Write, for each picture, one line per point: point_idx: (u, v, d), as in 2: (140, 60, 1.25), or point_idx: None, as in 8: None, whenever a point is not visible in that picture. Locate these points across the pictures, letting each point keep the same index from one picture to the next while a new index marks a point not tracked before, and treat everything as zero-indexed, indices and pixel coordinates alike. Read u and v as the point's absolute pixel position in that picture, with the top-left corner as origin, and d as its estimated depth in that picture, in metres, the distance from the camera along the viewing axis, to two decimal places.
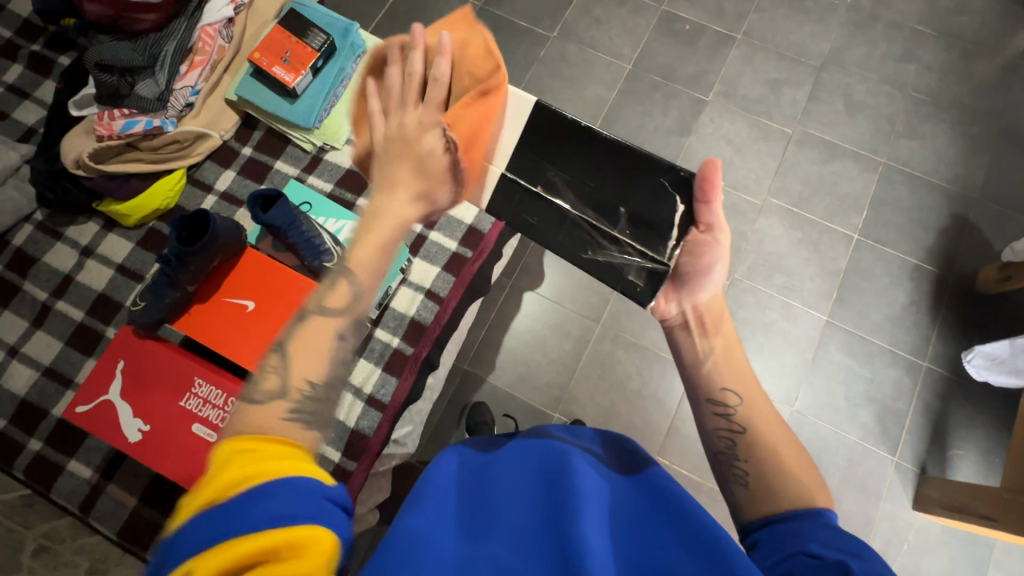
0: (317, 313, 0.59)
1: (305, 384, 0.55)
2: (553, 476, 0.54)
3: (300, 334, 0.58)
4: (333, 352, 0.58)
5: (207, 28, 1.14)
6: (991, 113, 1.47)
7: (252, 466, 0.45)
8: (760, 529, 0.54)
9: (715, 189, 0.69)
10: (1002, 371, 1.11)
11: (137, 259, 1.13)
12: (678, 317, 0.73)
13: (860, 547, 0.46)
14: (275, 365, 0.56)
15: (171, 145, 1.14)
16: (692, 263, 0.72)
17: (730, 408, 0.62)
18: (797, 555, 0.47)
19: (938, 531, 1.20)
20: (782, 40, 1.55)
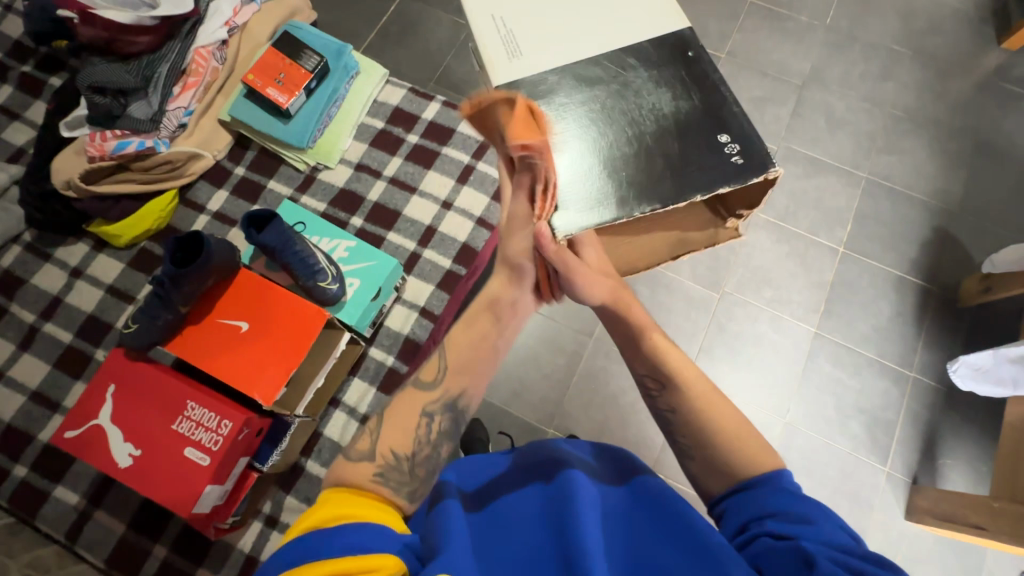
0: (411, 386, 0.64)
1: (390, 451, 0.56)
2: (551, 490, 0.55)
3: (387, 417, 0.60)
4: (418, 429, 0.60)
5: (201, 50, 1.14)
6: (968, 129, 1.52)
7: (345, 509, 0.46)
8: (722, 495, 0.56)
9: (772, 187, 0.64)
10: (987, 381, 1.13)
11: (127, 280, 1.12)
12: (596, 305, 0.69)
13: (814, 511, 0.48)
14: (368, 432, 0.58)
15: (164, 165, 1.13)
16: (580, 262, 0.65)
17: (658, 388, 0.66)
18: (758, 534, 0.49)
19: (930, 541, 1.21)
20: (764, 59, 1.59)
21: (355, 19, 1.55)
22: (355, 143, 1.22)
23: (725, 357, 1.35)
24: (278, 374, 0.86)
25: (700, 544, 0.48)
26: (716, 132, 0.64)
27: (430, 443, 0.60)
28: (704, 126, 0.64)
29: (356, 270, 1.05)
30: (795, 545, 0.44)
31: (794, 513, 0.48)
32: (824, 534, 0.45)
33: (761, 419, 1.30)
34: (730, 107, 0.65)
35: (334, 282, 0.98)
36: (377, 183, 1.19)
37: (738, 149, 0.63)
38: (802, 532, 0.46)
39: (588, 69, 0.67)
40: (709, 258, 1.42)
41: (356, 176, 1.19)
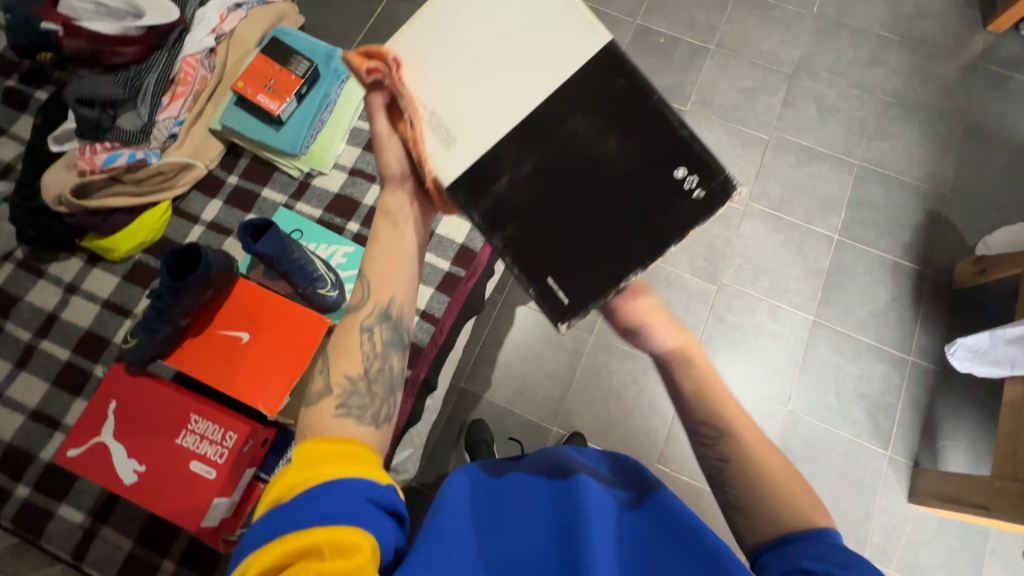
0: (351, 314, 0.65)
1: (344, 377, 0.59)
2: (561, 498, 0.56)
3: (336, 339, 0.64)
4: (363, 344, 0.63)
5: (188, 59, 1.13)
6: (957, 113, 1.53)
7: (315, 469, 0.48)
8: (753, 545, 0.55)
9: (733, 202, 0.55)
10: (985, 362, 1.14)
11: (123, 294, 1.11)
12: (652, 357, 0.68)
13: (858, 562, 0.47)
14: (320, 369, 0.61)
15: (156, 177, 1.12)
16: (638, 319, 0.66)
17: (712, 439, 0.62)
18: (793, 574, 0.48)
19: (934, 522, 1.23)
20: (753, 49, 1.60)
21: (342, 21, 1.54)
22: (348, 147, 1.21)
23: (725, 349, 1.35)
24: (281, 384, 0.86)
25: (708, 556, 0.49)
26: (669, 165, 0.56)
27: (379, 357, 0.64)
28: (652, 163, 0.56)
29: (357, 275, 1.05)
30: None
31: (834, 558, 0.48)
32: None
33: (763, 409, 1.31)
34: (679, 130, 0.56)
35: (334, 288, 0.97)
36: (373, 187, 1.18)
37: (697, 184, 0.55)
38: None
39: (530, 134, 0.59)
40: (706, 250, 1.42)
41: (350, 181, 1.18)
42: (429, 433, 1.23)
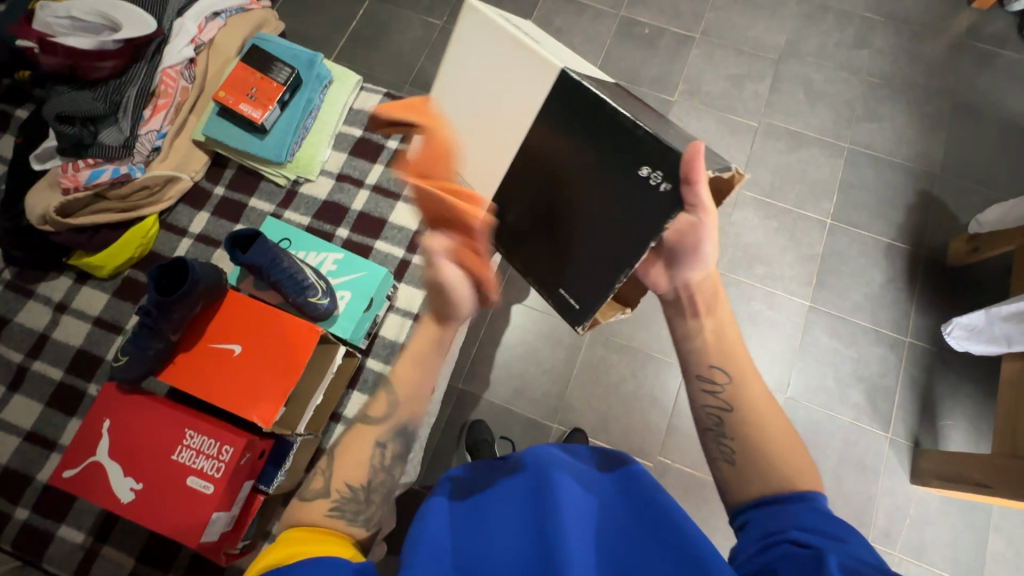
0: (363, 421, 0.67)
1: (345, 485, 0.60)
2: (538, 496, 0.58)
3: (344, 444, 0.66)
4: (373, 459, 0.65)
5: (168, 70, 1.12)
6: (945, 91, 1.52)
7: (302, 548, 0.52)
8: (747, 506, 0.55)
9: (700, 175, 0.52)
10: (981, 340, 1.14)
11: (114, 310, 1.10)
12: (670, 291, 0.68)
13: (843, 532, 0.48)
14: (320, 470, 0.62)
15: (141, 192, 1.11)
16: (681, 239, 0.63)
17: (718, 385, 0.62)
18: (782, 542, 0.49)
19: (937, 502, 1.23)
20: (738, 36, 1.59)
21: (324, 26, 1.53)
22: (335, 153, 1.20)
23: None
24: (277, 395, 0.85)
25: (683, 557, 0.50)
26: (634, 161, 0.55)
27: (385, 469, 0.65)
28: (619, 158, 0.56)
29: (348, 281, 1.04)
30: (816, 554, 0.45)
31: (826, 531, 0.49)
32: (858, 554, 0.46)
33: None
34: (634, 130, 0.55)
35: (325, 297, 0.97)
36: (361, 192, 1.17)
37: (660, 177, 0.54)
38: (833, 546, 0.46)
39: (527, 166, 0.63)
40: None
41: (338, 186, 1.18)
42: (429, 435, 1.23)
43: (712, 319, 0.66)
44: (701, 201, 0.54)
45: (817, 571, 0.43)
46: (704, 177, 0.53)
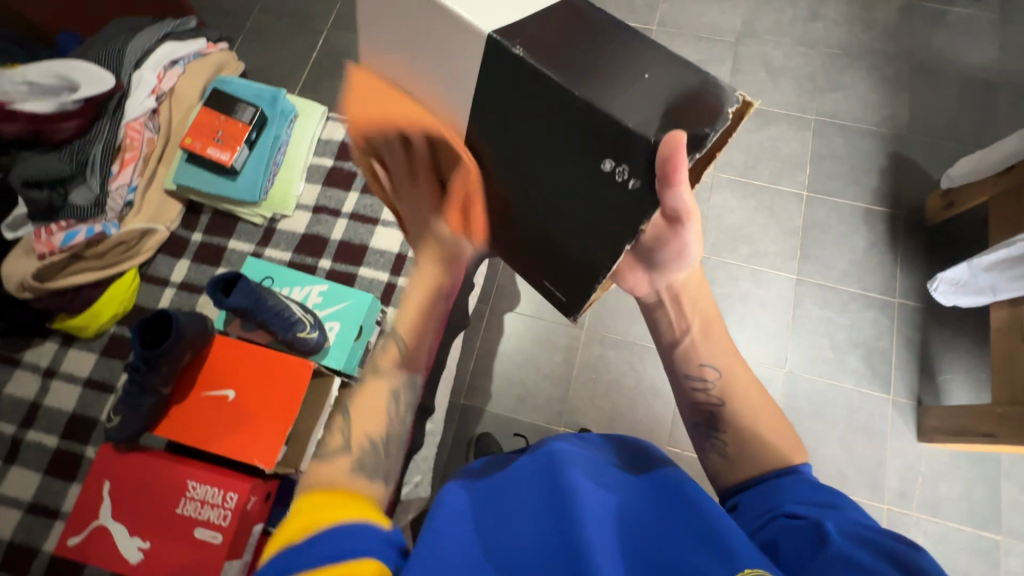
0: (374, 374, 0.61)
1: (365, 437, 0.55)
2: (551, 488, 0.52)
3: (359, 394, 0.60)
4: (389, 409, 0.59)
5: (132, 123, 1.12)
6: (902, 54, 1.55)
7: (324, 513, 0.45)
8: (736, 490, 0.57)
9: (682, 177, 0.39)
10: (968, 292, 1.15)
11: (104, 370, 1.09)
12: (652, 296, 0.61)
13: (833, 499, 0.51)
14: (339, 426, 0.57)
15: (118, 248, 1.10)
16: (661, 246, 0.55)
17: (708, 383, 0.61)
18: (778, 518, 0.50)
19: (947, 457, 1.24)
20: (695, 23, 1.61)
21: (286, 61, 1.54)
22: (308, 186, 1.21)
23: None
24: (275, 436, 0.85)
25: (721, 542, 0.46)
26: (594, 153, 0.42)
27: (404, 413, 0.61)
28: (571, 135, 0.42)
29: (335, 312, 1.03)
30: (817, 525, 0.47)
31: (818, 500, 0.51)
32: (850, 518, 0.48)
33: (762, 374, 1.31)
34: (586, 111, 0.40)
35: (314, 330, 0.97)
36: (339, 222, 1.17)
37: (627, 172, 0.41)
38: (829, 515, 0.48)
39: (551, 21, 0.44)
40: None
41: (315, 219, 1.18)
42: (437, 455, 1.22)
43: (699, 318, 0.62)
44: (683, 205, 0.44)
45: (821, 541, 0.45)
46: (687, 172, 0.40)
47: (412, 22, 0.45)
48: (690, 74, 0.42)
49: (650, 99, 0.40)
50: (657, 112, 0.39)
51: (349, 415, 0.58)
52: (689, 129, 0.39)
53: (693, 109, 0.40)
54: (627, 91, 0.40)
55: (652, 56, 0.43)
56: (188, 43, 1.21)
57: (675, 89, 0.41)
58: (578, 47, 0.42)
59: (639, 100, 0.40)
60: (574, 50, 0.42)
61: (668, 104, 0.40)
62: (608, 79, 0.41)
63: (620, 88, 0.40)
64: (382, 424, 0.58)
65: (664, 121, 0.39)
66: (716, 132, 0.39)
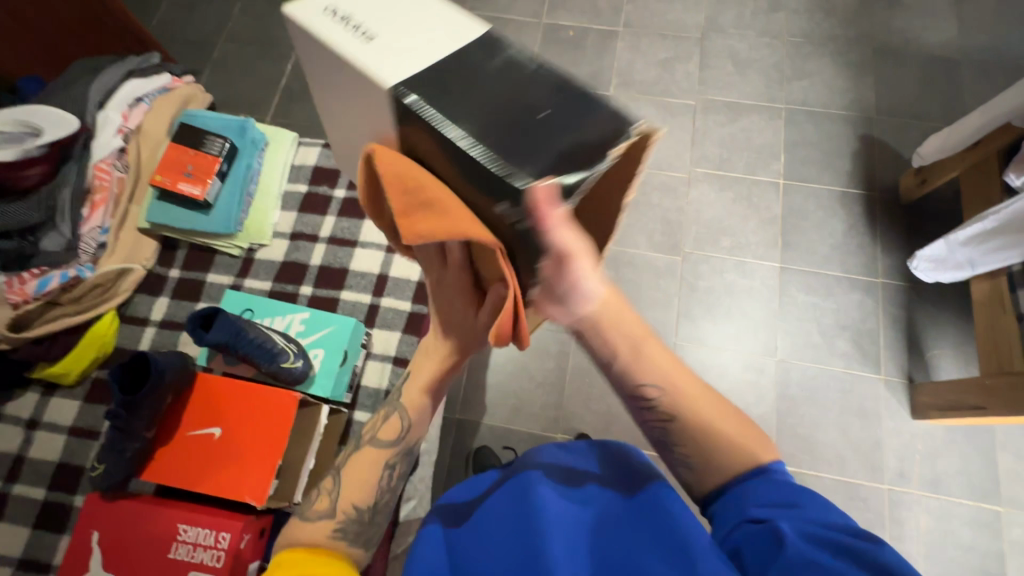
0: (369, 442, 0.66)
1: (350, 505, 0.60)
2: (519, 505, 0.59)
3: (351, 463, 0.65)
4: (381, 480, 0.64)
5: (100, 164, 1.12)
6: (864, 37, 1.58)
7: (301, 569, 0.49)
8: (710, 499, 0.57)
9: (550, 219, 0.43)
10: (948, 267, 1.16)
11: (89, 416, 1.08)
12: (573, 324, 0.54)
13: (798, 497, 0.51)
14: (326, 490, 0.62)
15: (94, 290, 1.10)
16: (557, 284, 0.49)
17: (652, 401, 0.57)
18: (741, 524, 0.51)
19: (942, 432, 1.25)
20: (659, 22, 1.63)
21: (256, 89, 1.54)
22: (284, 214, 1.20)
23: (704, 316, 1.36)
24: (264, 471, 0.86)
25: (678, 546, 0.49)
26: (492, 196, 0.46)
27: (392, 487, 0.65)
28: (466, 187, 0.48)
29: (319, 339, 1.03)
30: (775, 530, 0.48)
31: (779, 500, 0.52)
32: (812, 516, 0.49)
33: (753, 364, 1.32)
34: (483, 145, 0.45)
35: (297, 359, 0.96)
36: (318, 247, 1.17)
37: (515, 216, 0.45)
38: (787, 517, 0.49)
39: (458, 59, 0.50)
40: (662, 225, 1.44)
41: (294, 245, 1.17)
42: (435, 472, 1.21)
43: (627, 343, 0.56)
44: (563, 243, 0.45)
45: (779, 544, 0.46)
46: (562, 216, 0.44)
47: (330, 51, 0.52)
48: (592, 112, 0.48)
49: (551, 139, 0.46)
50: (549, 157, 0.45)
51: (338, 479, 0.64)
52: (575, 166, 0.44)
53: (593, 145, 0.46)
54: (530, 133, 0.46)
55: (559, 99, 0.49)
56: (152, 79, 1.21)
57: (576, 127, 0.47)
58: (491, 93, 0.49)
59: (537, 143, 0.46)
60: (479, 84, 0.49)
61: (564, 145, 0.45)
62: (512, 129, 0.47)
63: (524, 132, 0.46)
64: (371, 491, 0.63)
65: (544, 167, 0.44)
66: (593, 173, 0.44)
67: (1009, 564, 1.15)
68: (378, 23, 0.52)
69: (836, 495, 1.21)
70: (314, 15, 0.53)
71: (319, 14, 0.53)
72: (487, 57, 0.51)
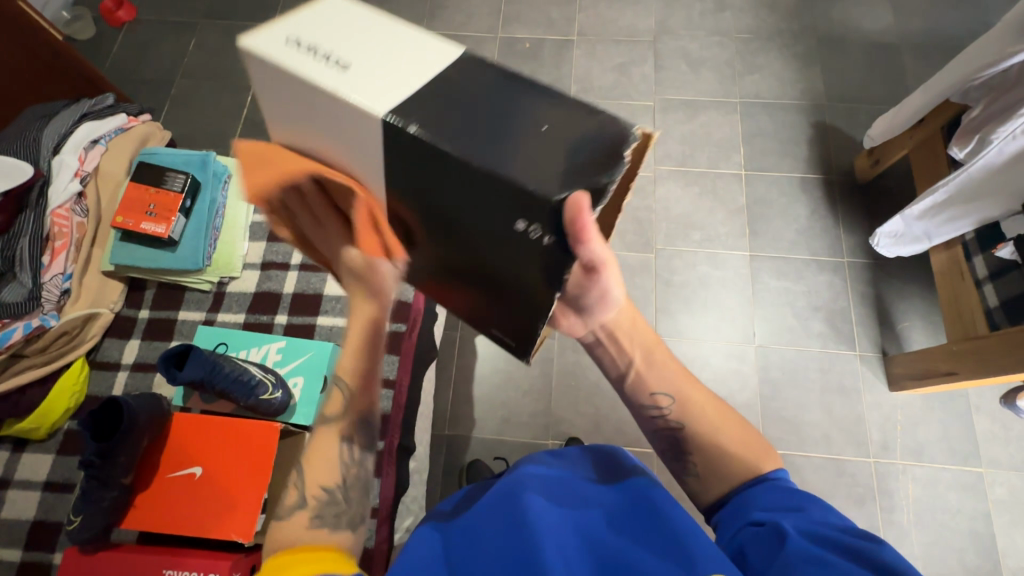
0: (322, 423, 0.61)
1: (320, 489, 0.56)
2: (507, 510, 0.58)
3: (311, 443, 0.60)
4: (341, 457, 0.60)
5: (58, 210, 1.10)
6: (808, 29, 1.64)
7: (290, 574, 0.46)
8: (714, 510, 0.58)
9: (590, 233, 0.41)
10: (907, 242, 1.20)
11: (63, 468, 1.04)
12: (588, 336, 0.62)
13: (803, 502, 0.52)
14: (295, 482, 0.58)
15: (60, 338, 1.08)
16: (586, 292, 0.56)
17: (664, 409, 0.62)
18: (744, 526, 0.52)
19: (920, 402, 1.28)
20: (612, 28, 1.67)
21: (217, 123, 1.53)
22: (253, 244, 1.20)
23: (681, 309, 1.38)
24: (248, 508, 0.85)
25: (676, 544, 0.51)
26: (508, 213, 0.42)
27: (358, 462, 0.61)
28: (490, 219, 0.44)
29: (297, 367, 1.02)
30: (775, 528, 0.49)
31: (783, 504, 0.53)
32: (815, 519, 0.50)
33: (733, 353, 1.34)
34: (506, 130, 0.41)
35: (277, 390, 0.95)
36: (289, 274, 1.17)
37: (540, 230, 0.41)
38: (790, 519, 0.50)
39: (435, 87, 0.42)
40: (632, 224, 1.46)
41: (265, 275, 1.17)
42: (429, 491, 1.20)
43: (639, 348, 0.63)
44: (597, 256, 0.47)
45: (779, 544, 0.48)
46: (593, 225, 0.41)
47: (312, 95, 0.42)
48: (601, 122, 0.42)
49: (554, 157, 0.40)
50: (559, 167, 0.40)
51: (304, 466, 0.59)
52: (591, 175, 0.39)
53: (601, 150, 0.41)
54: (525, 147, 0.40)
55: (551, 107, 0.43)
56: (107, 120, 1.20)
57: (583, 136, 0.41)
58: (481, 109, 0.42)
59: (543, 150, 0.40)
60: (468, 105, 0.42)
61: (565, 153, 0.40)
62: (508, 138, 0.40)
63: (518, 137, 0.41)
64: (336, 471, 0.58)
65: (567, 178, 0.39)
66: (615, 177, 0.40)
67: (995, 524, 1.18)
68: (354, 49, 0.42)
69: (825, 473, 1.24)
70: (271, 44, 0.42)
71: (282, 43, 0.42)
72: (470, 75, 0.43)
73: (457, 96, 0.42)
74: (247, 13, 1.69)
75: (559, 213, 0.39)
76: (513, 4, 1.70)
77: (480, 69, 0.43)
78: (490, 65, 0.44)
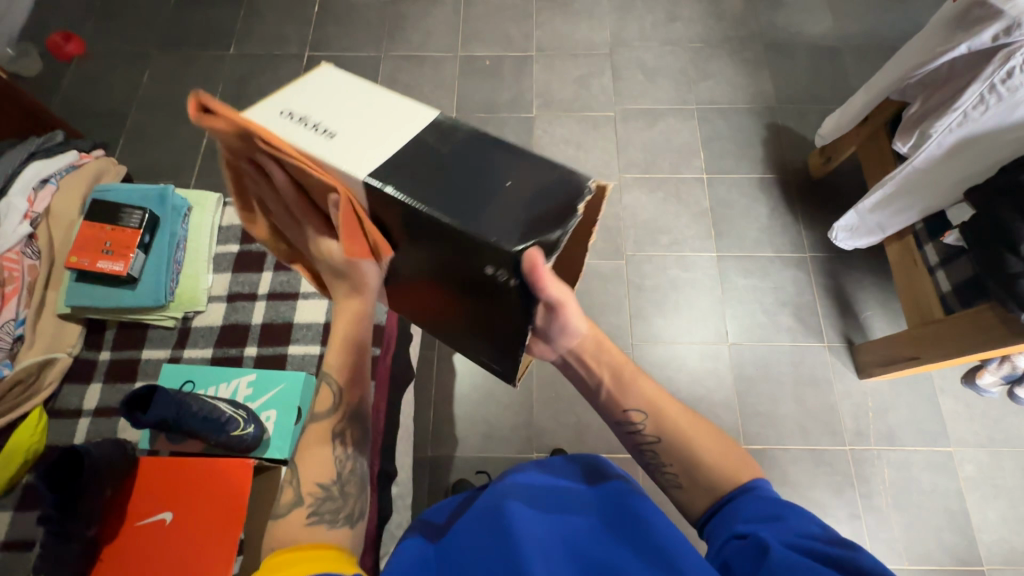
0: (313, 420, 0.63)
1: (314, 486, 0.58)
2: (487, 529, 0.57)
3: (303, 443, 0.62)
4: (334, 453, 0.62)
5: (7, 254, 1.07)
6: (754, 35, 1.71)
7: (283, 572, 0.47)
8: (701, 520, 0.58)
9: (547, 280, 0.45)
10: (861, 235, 1.24)
11: (22, 526, 0.99)
12: (558, 358, 0.65)
13: (784, 510, 0.52)
14: (287, 479, 0.59)
15: (15, 388, 1.03)
16: (550, 326, 0.58)
17: (637, 424, 0.62)
18: (729, 539, 0.52)
19: (888, 388, 1.32)
20: (569, 42, 1.71)
21: (175, 155, 1.51)
22: (218, 277, 1.19)
23: (655, 313, 1.40)
24: (222, 550, 0.82)
25: (658, 554, 0.51)
26: (478, 260, 0.48)
27: (349, 458, 0.63)
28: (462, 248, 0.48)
29: (268, 401, 0.99)
30: (756, 541, 0.49)
31: (765, 514, 0.53)
32: (794, 528, 0.50)
33: (707, 351, 1.37)
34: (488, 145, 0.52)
35: (249, 425, 0.93)
36: (257, 305, 1.16)
37: (506, 275, 0.47)
38: (771, 531, 0.50)
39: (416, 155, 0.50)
40: (601, 233, 1.49)
41: (231, 307, 1.16)
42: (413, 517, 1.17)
43: (608, 370, 0.63)
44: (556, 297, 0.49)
45: (762, 556, 0.47)
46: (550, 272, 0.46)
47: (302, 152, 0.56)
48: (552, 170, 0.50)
49: (517, 208, 0.47)
50: (520, 220, 0.46)
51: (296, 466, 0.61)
52: (545, 224, 0.46)
53: (552, 207, 0.47)
54: (500, 202, 0.48)
55: (520, 162, 0.51)
56: (58, 158, 1.17)
57: (546, 190, 0.48)
58: (458, 164, 0.50)
59: (488, 199, 0.48)
60: (452, 163, 0.50)
61: (535, 203, 0.47)
62: (474, 193, 0.48)
63: (476, 187, 0.49)
64: (329, 468, 0.60)
65: (525, 233, 0.45)
66: (568, 230, 0.45)
67: (968, 500, 1.22)
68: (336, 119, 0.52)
69: (804, 465, 1.26)
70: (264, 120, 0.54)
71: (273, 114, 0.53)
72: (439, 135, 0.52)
73: (444, 154, 0.51)
74: (203, 42, 1.67)
75: (518, 264, 0.45)
76: (471, 23, 1.73)
77: (450, 131, 0.52)
78: (462, 127, 0.53)
